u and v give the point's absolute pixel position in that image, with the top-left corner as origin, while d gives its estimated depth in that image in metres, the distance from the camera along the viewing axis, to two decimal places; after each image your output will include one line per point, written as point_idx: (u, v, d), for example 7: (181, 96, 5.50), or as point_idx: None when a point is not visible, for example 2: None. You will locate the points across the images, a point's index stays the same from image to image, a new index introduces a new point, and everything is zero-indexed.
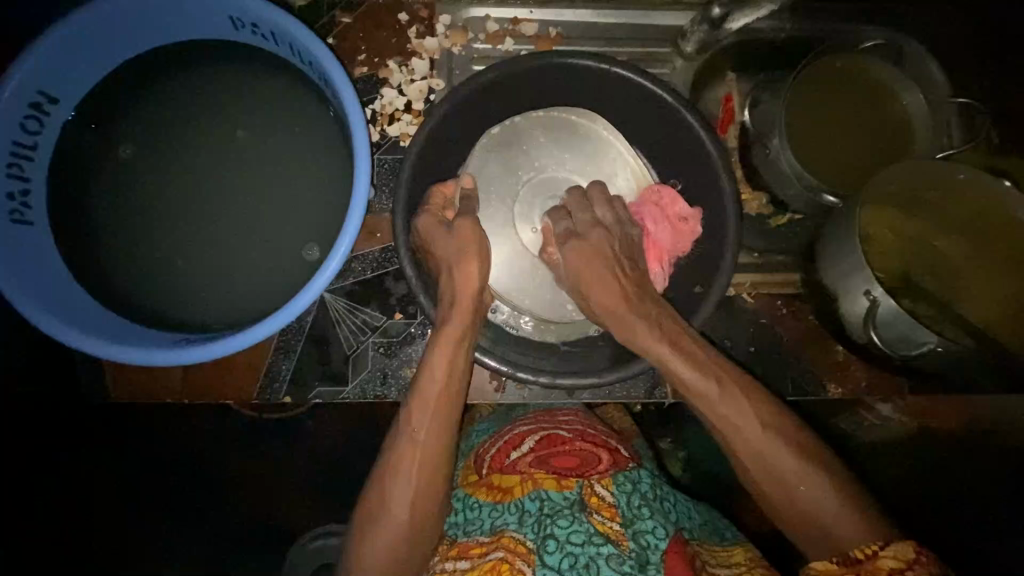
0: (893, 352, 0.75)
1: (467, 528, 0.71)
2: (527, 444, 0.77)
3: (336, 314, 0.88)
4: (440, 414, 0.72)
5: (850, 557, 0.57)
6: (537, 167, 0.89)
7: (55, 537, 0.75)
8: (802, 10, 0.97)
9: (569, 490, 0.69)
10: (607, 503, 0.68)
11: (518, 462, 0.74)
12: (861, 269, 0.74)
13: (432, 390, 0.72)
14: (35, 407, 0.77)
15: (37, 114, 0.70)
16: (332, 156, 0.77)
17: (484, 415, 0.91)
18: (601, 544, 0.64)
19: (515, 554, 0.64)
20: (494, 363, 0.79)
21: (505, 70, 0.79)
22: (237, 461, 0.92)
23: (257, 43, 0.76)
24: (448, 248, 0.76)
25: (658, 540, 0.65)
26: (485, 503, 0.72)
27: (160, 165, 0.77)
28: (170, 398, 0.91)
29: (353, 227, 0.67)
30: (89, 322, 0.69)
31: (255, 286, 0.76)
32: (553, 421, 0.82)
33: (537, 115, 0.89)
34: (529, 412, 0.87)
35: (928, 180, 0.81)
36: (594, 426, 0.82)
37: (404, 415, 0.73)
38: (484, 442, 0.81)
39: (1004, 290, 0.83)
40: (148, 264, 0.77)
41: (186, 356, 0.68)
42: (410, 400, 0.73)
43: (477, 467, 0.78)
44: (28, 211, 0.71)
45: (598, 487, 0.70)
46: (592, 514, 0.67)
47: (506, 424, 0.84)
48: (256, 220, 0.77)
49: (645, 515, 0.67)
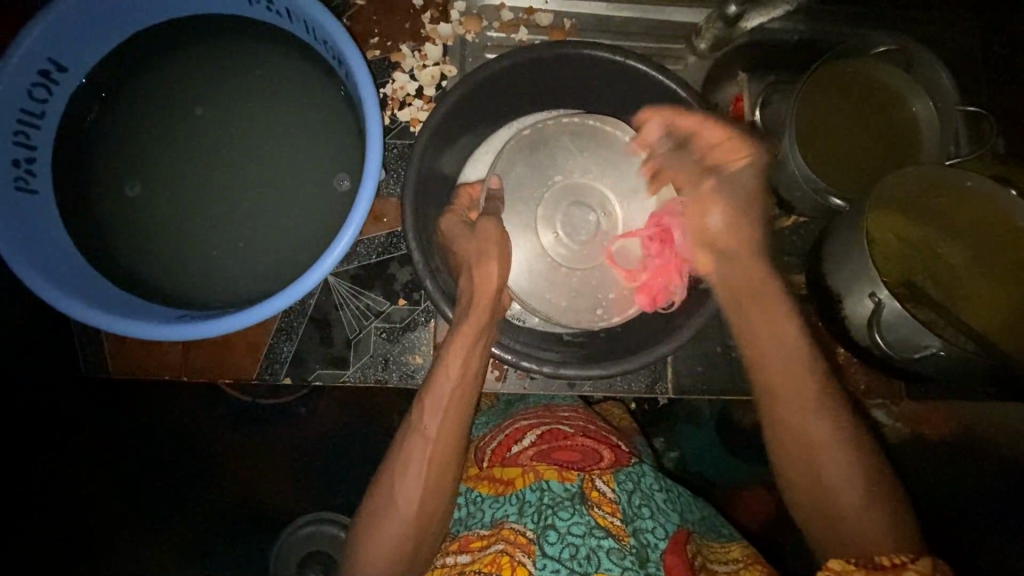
0: (895, 353, 0.74)
1: (469, 521, 0.72)
2: (528, 438, 0.76)
3: (339, 297, 0.87)
4: (452, 412, 0.72)
5: (874, 562, 0.59)
6: (564, 172, 0.93)
7: (57, 536, 0.82)
8: (816, 13, 0.97)
9: (570, 482, 0.69)
10: (607, 499, 0.68)
11: (519, 455, 0.74)
12: (867, 269, 0.73)
13: (445, 387, 0.73)
14: (31, 408, 0.82)
15: (46, 82, 0.69)
16: (343, 137, 0.76)
17: (484, 408, 0.91)
18: (602, 537, 0.65)
19: (515, 545, 0.65)
20: (498, 351, 0.78)
21: (520, 57, 0.78)
22: (232, 452, 0.94)
23: (272, 22, 0.75)
24: (470, 245, 0.81)
25: (657, 539, 0.66)
26: (487, 495, 0.72)
27: (168, 140, 0.76)
28: (170, 374, 0.94)
29: (362, 209, 0.67)
30: (94, 296, 0.69)
31: (262, 264, 0.76)
32: (553, 416, 0.82)
33: (565, 121, 0.92)
34: (529, 405, 0.86)
35: (937, 186, 0.81)
36: (595, 421, 0.83)
37: (416, 409, 0.74)
38: (485, 434, 0.81)
39: (1009, 297, 0.83)
40: (153, 241, 0.76)
41: (192, 337, 0.67)
42: (422, 395, 0.74)
43: (478, 459, 0.78)
44: (33, 179, 0.70)
45: (598, 482, 0.70)
46: (592, 507, 0.67)
47: (507, 417, 0.84)
48: (266, 198, 0.76)
49: (645, 515, 0.68)
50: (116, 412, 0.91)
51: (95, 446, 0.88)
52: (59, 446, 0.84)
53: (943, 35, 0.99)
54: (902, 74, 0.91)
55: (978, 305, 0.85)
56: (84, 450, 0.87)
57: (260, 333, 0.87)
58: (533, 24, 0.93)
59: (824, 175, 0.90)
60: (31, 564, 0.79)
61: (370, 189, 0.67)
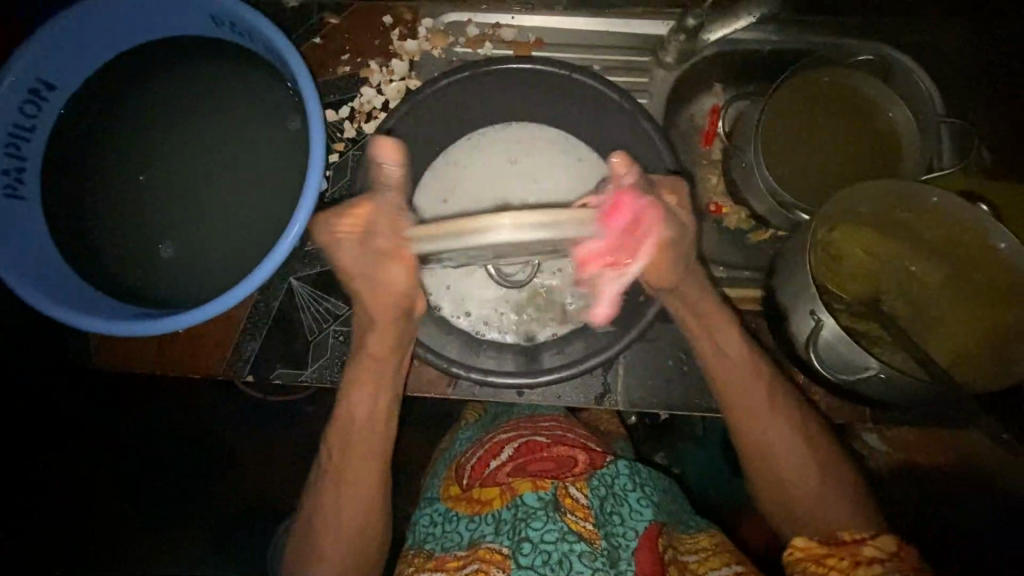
0: (835, 376, 0.72)
1: (445, 540, 0.75)
2: (505, 453, 0.80)
3: (301, 300, 0.91)
4: (373, 431, 0.77)
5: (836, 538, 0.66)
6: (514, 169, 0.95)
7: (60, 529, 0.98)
8: (791, 22, 0.94)
9: (543, 491, 0.73)
10: (580, 504, 0.73)
11: (497, 471, 0.78)
12: (807, 289, 0.71)
13: (356, 426, 0.76)
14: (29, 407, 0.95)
15: (36, 100, 0.77)
16: (292, 147, 0.81)
17: (470, 421, 0.92)
18: (574, 542, 0.69)
19: (490, 563, 0.69)
20: (435, 356, 0.79)
21: (455, 79, 0.82)
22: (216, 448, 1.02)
23: (241, 41, 0.81)
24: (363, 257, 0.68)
25: (627, 540, 0.71)
26: (463, 515, 0.76)
27: (142, 153, 0.83)
28: (142, 367, 0.91)
29: (303, 215, 0.72)
30: (62, 291, 0.75)
31: (218, 268, 0.81)
32: (533, 427, 0.85)
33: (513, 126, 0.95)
34: (513, 416, 0.88)
35: (900, 200, 0.78)
36: (574, 429, 0.86)
37: (331, 448, 0.77)
38: (465, 450, 0.85)
39: (979, 320, 0.79)
40: (122, 246, 0.82)
41: (147, 333, 0.73)
42: (336, 437, 0.77)
43: (458, 478, 0.82)
44: (22, 187, 0.78)
45: (572, 488, 0.75)
46: (565, 513, 0.71)
47: (487, 431, 0.86)
48: (224, 205, 0.82)
49: (616, 521, 0.73)
50: (115, 412, 1.00)
51: (95, 447, 1.00)
52: (58, 446, 0.99)
53: (931, 39, 0.94)
54: (876, 80, 0.88)
55: (945, 326, 0.80)
56: (83, 450, 1.00)
57: (227, 329, 0.91)
58: (498, 39, 0.95)
59: (796, 192, 0.89)
60: (31, 562, 0.98)
61: (309, 202, 0.72)
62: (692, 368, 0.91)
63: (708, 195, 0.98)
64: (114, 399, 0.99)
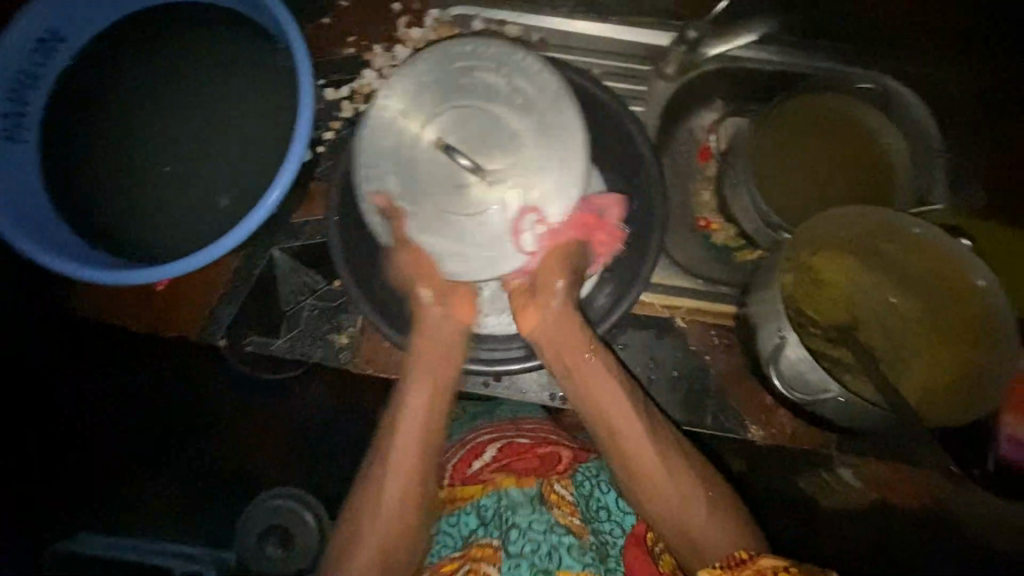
0: (792, 394, 0.74)
1: (437, 545, 0.76)
2: (489, 453, 0.79)
3: (280, 272, 0.92)
4: (422, 412, 0.78)
5: (735, 560, 0.62)
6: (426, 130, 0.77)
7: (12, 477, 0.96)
8: (792, 44, 0.94)
9: (528, 487, 0.75)
10: (566, 500, 0.75)
11: (481, 470, 0.78)
12: (774, 310, 0.72)
13: (411, 429, 0.77)
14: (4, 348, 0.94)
15: (44, 49, 0.79)
16: (283, 118, 0.84)
17: (445, 421, 0.87)
18: (562, 535, 0.71)
19: (481, 559, 0.70)
20: None
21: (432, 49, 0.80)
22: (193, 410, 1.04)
23: (246, 11, 0.85)
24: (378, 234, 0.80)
25: (615, 537, 0.74)
26: (447, 511, 0.77)
27: (138, 110, 0.85)
28: (121, 321, 0.93)
29: (285, 182, 0.74)
30: (51, 236, 0.78)
31: (198, 227, 0.82)
32: (516, 427, 0.83)
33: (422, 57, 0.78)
34: (495, 416, 0.86)
35: (877, 228, 0.78)
36: (558, 432, 0.84)
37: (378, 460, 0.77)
38: (445, 448, 0.83)
39: (952, 357, 0.78)
40: (109, 198, 0.83)
41: (121, 283, 0.75)
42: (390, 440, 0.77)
43: (442, 477, 0.81)
44: (21, 131, 0.80)
45: (558, 486, 0.76)
46: (551, 508, 0.74)
47: (469, 429, 0.84)
48: (212, 166, 0.84)
49: (603, 517, 0.75)
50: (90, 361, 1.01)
51: None
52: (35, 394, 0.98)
53: (931, 75, 0.94)
54: (873, 110, 0.88)
55: (916, 360, 0.79)
56: None
57: (206, 292, 0.92)
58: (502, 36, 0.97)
59: (779, 211, 0.89)
60: None
61: (291, 169, 0.74)
62: (658, 376, 0.91)
63: (698, 210, 0.98)
64: (120, 395, 1.00)
